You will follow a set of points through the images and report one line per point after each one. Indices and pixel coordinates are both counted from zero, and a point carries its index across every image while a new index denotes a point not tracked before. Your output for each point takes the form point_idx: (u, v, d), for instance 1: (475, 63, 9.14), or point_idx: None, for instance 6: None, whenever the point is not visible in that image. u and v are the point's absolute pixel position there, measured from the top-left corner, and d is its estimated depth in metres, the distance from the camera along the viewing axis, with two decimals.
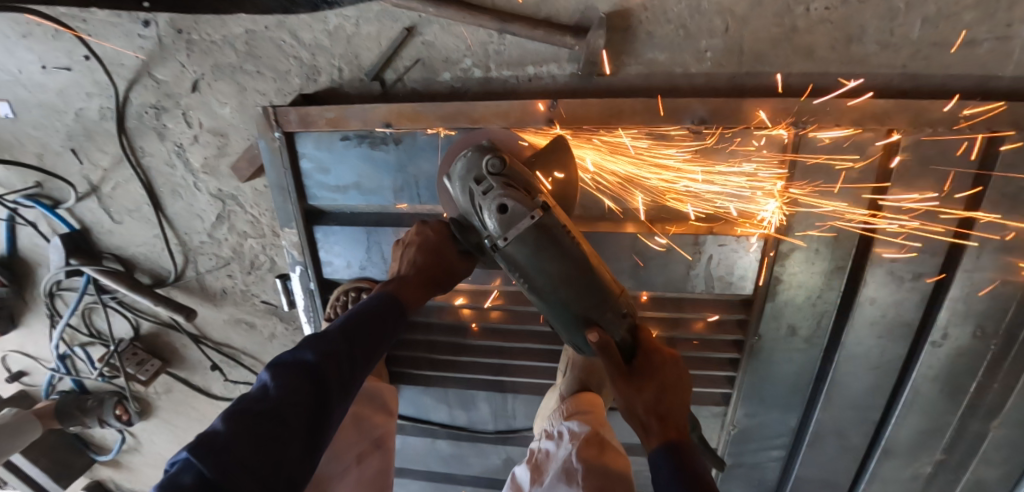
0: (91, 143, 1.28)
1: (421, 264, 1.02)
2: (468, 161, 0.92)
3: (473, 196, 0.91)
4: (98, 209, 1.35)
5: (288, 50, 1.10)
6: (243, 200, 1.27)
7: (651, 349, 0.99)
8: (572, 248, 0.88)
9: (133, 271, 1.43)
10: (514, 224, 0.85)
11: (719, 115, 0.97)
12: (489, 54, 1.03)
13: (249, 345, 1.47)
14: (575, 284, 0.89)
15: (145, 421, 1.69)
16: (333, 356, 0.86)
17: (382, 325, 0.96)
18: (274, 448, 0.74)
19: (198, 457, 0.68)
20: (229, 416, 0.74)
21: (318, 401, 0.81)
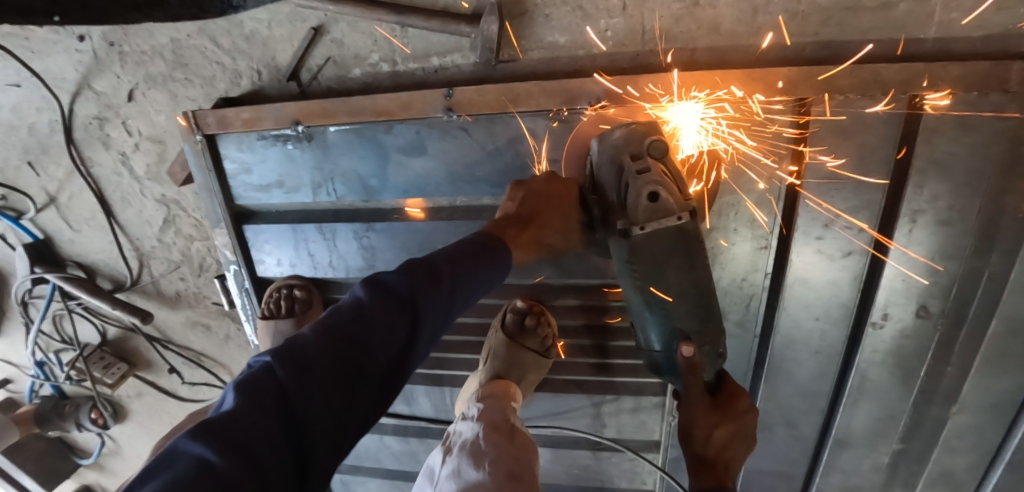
0: (46, 155, 1.34)
1: (558, 217, 0.95)
2: (630, 134, 0.84)
3: (621, 173, 0.85)
4: (58, 218, 1.42)
5: (211, 56, 1.14)
6: (186, 204, 1.31)
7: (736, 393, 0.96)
8: (698, 260, 0.88)
9: (95, 277, 1.49)
10: (657, 217, 0.84)
11: (616, 93, 0.96)
12: (395, 48, 1.03)
13: (208, 347, 1.51)
14: (704, 297, 0.90)
15: (123, 424, 1.76)
16: (424, 287, 0.76)
17: (482, 261, 0.84)
18: (356, 383, 0.67)
19: (281, 366, 0.63)
20: (330, 331, 0.68)
21: (404, 337, 0.72)
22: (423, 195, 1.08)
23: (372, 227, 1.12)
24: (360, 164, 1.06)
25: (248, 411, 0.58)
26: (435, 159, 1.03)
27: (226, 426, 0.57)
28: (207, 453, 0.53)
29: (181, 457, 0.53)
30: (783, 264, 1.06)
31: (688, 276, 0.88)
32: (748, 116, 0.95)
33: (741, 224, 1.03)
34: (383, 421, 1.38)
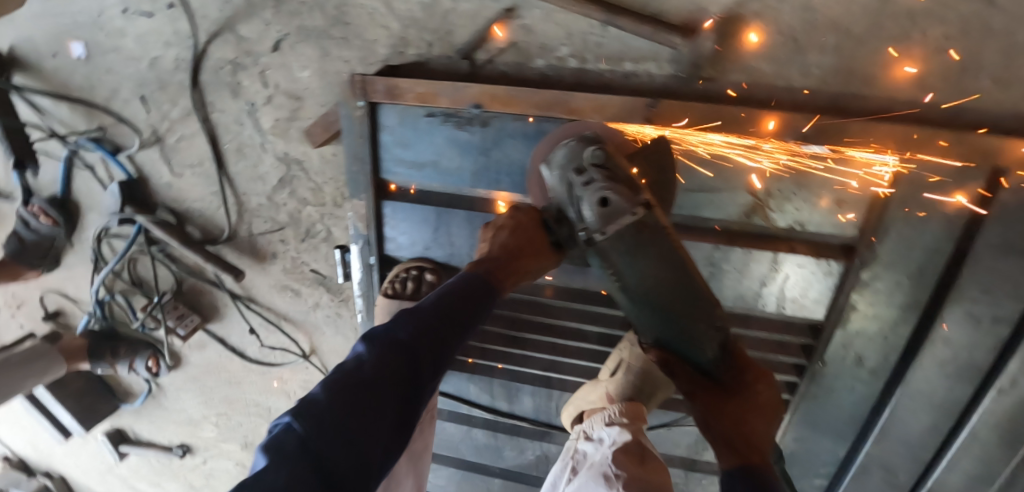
0: (162, 93, 1.27)
1: (519, 245, 0.96)
2: (571, 151, 0.90)
3: (572, 187, 0.89)
4: (159, 159, 1.35)
5: (378, 19, 1.07)
6: (309, 166, 1.25)
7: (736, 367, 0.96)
8: (670, 249, 0.88)
9: (185, 225, 1.42)
10: (615, 218, 0.86)
11: (821, 132, 0.91)
12: (589, 46, 1.00)
13: (292, 312, 1.45)
14: (679, 288, 0.90)
15: (174, 376, 1.67)
16: (422, 331, 0.80)
17: (473, 305, 0.88)
18: (365, 428, 0.71)
19: (300, 423, 0.68)
20: (329, 387, 0.72)
21: (406, 376, 0.77)
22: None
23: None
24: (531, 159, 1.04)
25: (272, 470, 0.63)
26: (612, 163, 1.01)
27: (275, 463, 0.64)
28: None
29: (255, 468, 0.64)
30: (931, 321, 1.03)
31: (657, 268, 0.88)
32: (943, 180, 0.90)
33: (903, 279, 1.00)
34: (475, 413, 1.35)
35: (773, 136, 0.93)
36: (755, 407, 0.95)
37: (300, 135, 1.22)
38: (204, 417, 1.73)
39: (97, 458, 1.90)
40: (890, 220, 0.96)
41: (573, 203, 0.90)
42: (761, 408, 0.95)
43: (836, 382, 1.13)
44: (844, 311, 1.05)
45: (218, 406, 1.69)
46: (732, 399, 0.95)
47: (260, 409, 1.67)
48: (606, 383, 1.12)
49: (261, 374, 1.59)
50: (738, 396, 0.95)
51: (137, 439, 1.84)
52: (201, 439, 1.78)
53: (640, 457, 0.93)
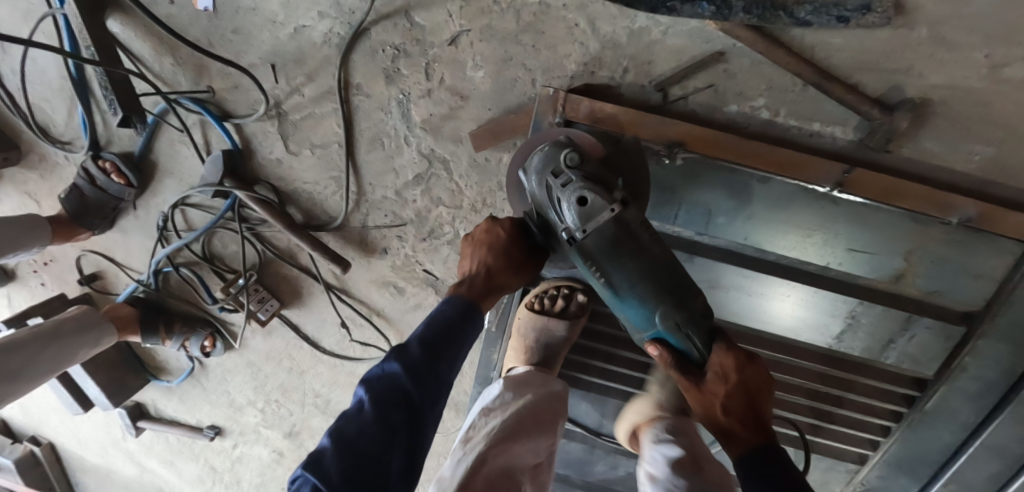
0: (298, 64, 1.15)
1: (495, 265, 1.04)
2: (546, 155, 0.96)
3: (551, 189, 0.95)
4: (274, 133, 1.23)
5: (577, 35, 1.05)
6: (454, 167, 1.20)
7: (722, 349, 0.93)
8: (646, 243, 0.92)
9: (286, 206, 1.31)
10: (593, 217, 0.91)
11: (984, 219, 1.00)
12: (785, 101, 1.04)
13: (389, 308, 1.39)
14: (658, 281, 0.92)
15: (223, 358, 1.52)
16: (420, 380, 0.88)
17: (455, 334, 0.96)
18: (375, 472, 0.79)
19: (311, 472, 0.78)
20: (336, 439, 0.81)
21: (407, 424, 0.85)
22: (756, 244, 1.11)
23: (693, 258, 1.14)
24: (717, 200, 1.09)
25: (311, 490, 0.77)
26: (788, 217, 1.08)
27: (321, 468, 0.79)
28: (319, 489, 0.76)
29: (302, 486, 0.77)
30: None
31: (639, 261, 0.92)
32: None
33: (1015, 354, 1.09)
34: (574, 428, 1.37)
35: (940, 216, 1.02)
36: (755, 389, 0.93)
37: (453, 134, 1.17)
38: (250, 402, 1.58)
39: (104, 428, 1.72)
40: (1016, 301, 1.05)
41: (554, 206, 0.96)
42: (753, 399, 0.92)
43: (928, 434, 1.21)
44: (954, 372, 1.14)
45: (271, 393, 1.55)
46: (714, 380, 0.93)
47: (319, 401, 1.54)
48: (655, 394, 1.16)
49: (331, 366, 1.49)
50: (715, 380, 0.93)
51: (159, 416, 1.67)
52: (238, 424, 1.62)
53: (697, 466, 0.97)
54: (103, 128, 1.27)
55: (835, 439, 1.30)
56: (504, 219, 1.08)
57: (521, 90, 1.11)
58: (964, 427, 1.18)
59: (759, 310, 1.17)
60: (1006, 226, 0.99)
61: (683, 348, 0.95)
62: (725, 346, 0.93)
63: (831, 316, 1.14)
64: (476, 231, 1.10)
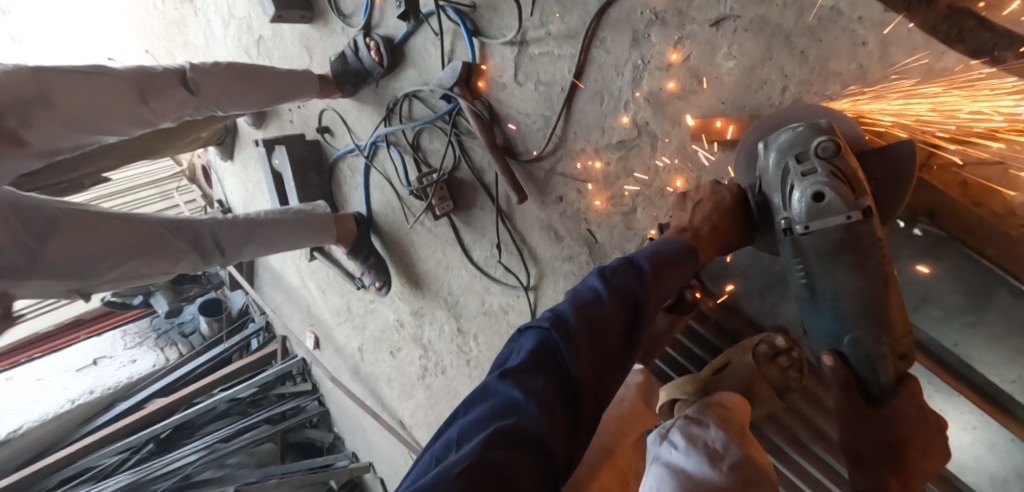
0: (557, 3, 1.24)
1: (719, 226, 0.90)
2: (796, 135, 0.79)
3: (786, 175, 0.80)
4: (510, 59, 1.35)
5: (858, 52, 0.93)
6: (660, 145, 1.18)
7: (906, 397, 0.77)
8: (877, 262, 0.76)
9: (493, 126, 1.42)
10: (825, 216, 0.76)
11: None
12: None
13: (540, 252, 1.43)
14: (866, 307, 0.77)
15: (392, 232, 1.76)
16: (655, 287, 0.77)
17: (684, 271, 0.84)
18: (608, 352, 0.67)
19: (554, 332, 0.66)
20: (579, 309, 0.69)
21: (633, 325, 0.73)
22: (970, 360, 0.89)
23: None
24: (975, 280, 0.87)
25: (536, 370, 0.63)
26: None
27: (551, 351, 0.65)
28: (537, 394, 0.59)
29: (517, 381, 0.61)
30: None
31: (857, 278, 0.77)
32: None
33: None
34: None
35: None
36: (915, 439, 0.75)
37: (674, 115, 1.15)
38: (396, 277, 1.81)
39: None
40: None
41: (783, 191, 0.81)
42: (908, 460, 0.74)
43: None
44: None
45: (415, 275, 1.75)
46: (877, 420, 0.78)
47: (449, 298, 1.68)
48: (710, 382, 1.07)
49: (472, 275, 1.60)
50: (879, 419, 0.78)
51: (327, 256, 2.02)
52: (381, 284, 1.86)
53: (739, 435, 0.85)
54: (378, 13, 1.54)
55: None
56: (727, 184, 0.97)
57: (765, 94, 1.03)
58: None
59: None
60: None
61: (864, 378, 0.81)
62: (915, 392, 0.77)
63: None
64: (693, 190, 0.98)
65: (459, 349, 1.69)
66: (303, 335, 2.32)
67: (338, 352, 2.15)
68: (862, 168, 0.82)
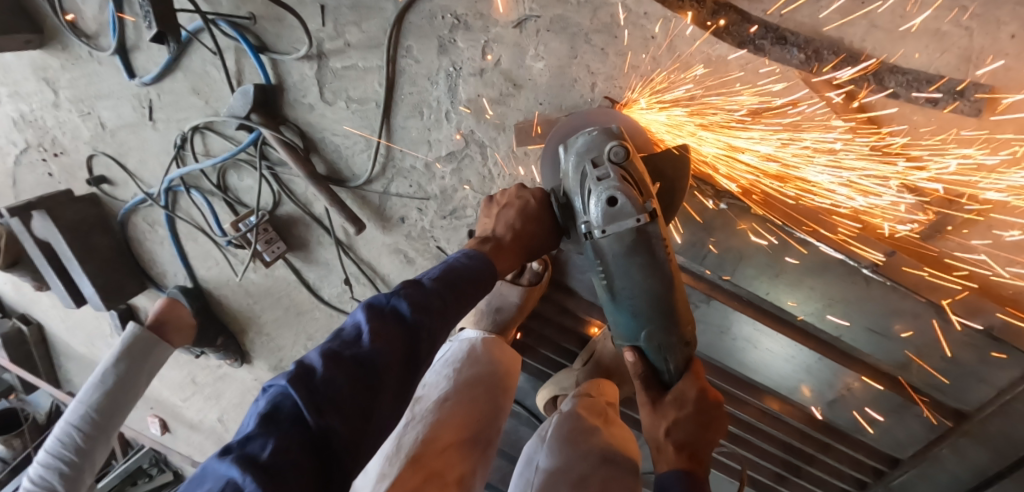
0: (351, 11, 1.07)
1: (521, 233, 0.91)
2: (591, 139, 0.83)
3: (584, 179, 0.83)
4: (312, 77, 1.16)
5: (651, 47, 0.98)
6: (491, 153, 1.14)
7: (691, 380, 0.91)
8: (663, 260, 0.80)
9: (311, 153, 1.26)
10: (618, 220, 0.79)
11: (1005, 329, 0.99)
12: (845, 164, 0.98)
13: (394, 276, 1.38)
14: (658, 304, 0.84)
15: (223, 284, 1.55)
16: (435, 315, 0.71)
17: (469, 289, 0.78)
18: (369, 399, 0.60)
19: (294, 389, 0.57)
20: (331, 357, 0.61)
21: (408, 360, 0.67)
22: (773, 302, 1.12)
23: (711, 302, 1.15)
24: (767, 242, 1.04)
25: (266, 434, 0.54)
26: (818, 282, 1.05)
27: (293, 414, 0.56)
28: (258, 464, 0.51)
29: (243, 455, 0.52)
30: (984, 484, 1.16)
31: (654, 278, 0.81)
32: None
33: (981, 458, 1.13)
34: None
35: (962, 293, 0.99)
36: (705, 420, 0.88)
37: (497, 121, 1.11)
38: (242, 331, 1.63)
39: (95, 323, 1.82)
40: (1012, 410, 1.05)
41: (582, 194, 0.83)
42: (702, 443, 0.89)
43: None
44: (924, 456, 1.20)
45: (263, 326, 1.59)
46: (671, 402, 0.91)
47: (310, 343, 1.57)
48: (577, 370, 1.17)
49: (328, 314, 1.50)
50: (672, 402, 0.90)
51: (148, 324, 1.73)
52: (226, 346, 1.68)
53: (603, 418, 0.98)
54: (132, 32, 1.22)
55: (799, 490, 1.42)
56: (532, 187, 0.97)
57: (578, 92, 1.04)
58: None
59: (762, 362, 1.20)
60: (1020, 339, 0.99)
61: (659, 366, 0.92)
62: (697, 372, 0.92)
63: (827, 385, 1.18)
64: (503, 194, 0.98)
65: None
66: (146, 422, 2.04)
67: (196, 430, 1.95)
68: (663, 172, 0.89)
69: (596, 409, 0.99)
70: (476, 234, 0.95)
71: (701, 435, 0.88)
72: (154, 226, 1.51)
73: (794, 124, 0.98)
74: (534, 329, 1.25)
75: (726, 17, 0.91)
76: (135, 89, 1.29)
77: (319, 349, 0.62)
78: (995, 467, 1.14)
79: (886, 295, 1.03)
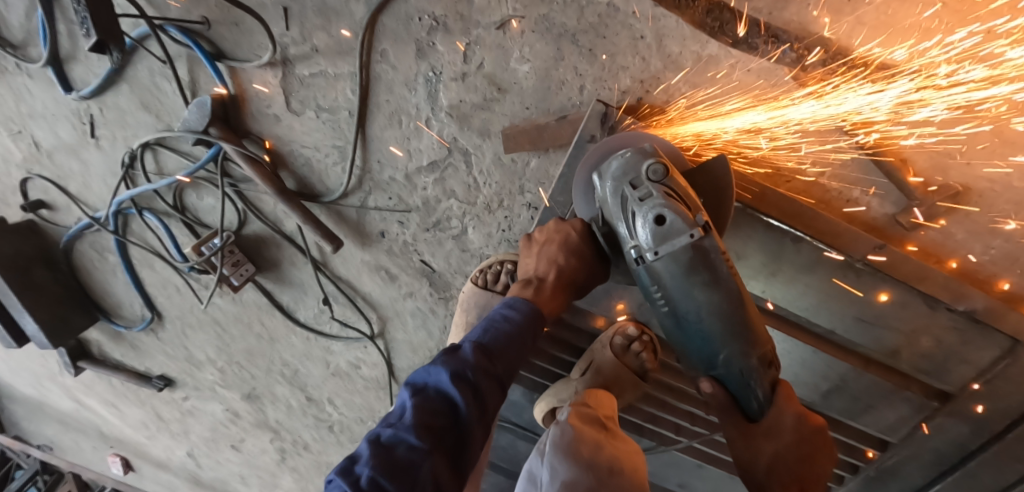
0: (318, 13, 0.99)
1: (564, 270, 0.90)
2: (624, 163, 0.81)
3: (625, 202, 0.81)
4: (275, 86, 1.07)
5: (641, 47, 0.94)
6: (475, 162, 1.09)
7: (783, 408, 0.84)
8: (724, 276, 0.78)
9: (278, 168, 1.17)
10: (669, 240, 0.78)
11: (987, 311, 1.01)
12: (836, 155, 0.96)
13: (376, 293, 1.30)
14: (727, 319, 0.80)
15: (187, 312, 1.43)
16: (482, 375, 0.75)
17: (515, 346, 0.82)
18: (411, 476, 0.66)
19: (343, 477, 0.64)
20: (375, 443, 0.68)
21: (454, 431, 0.72)
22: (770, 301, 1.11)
23: None
24: (758, 240, 1.04)
25: None
26: (809, 278, 1.06)
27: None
28: None
29: None
30: (970, 459, 1.19)
31: (714, 299, 0.79)
32: None
33: (965, 434, 1.16)
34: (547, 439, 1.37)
35: (950, 284, 1.00)
36: (805, 456, 0.86)
37: (482, 128, 1.05)
38: (210, 360, 1.52)
39: (41, 361, 1.67)
40: (994, 387, 1.09)
41: (625, 221, 0.82)
42: (807, 478, 0.85)
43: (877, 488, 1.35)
44: (913, 439, 1.22)
45: (233, 355, 1.50)
46: (762, 435, 0.85)
47: (286, 369, 1.50)
48: (575, 382, 1.13)
49: (304, 338, 1.42)
50: (765, 434, 0.85)
51: (103, 359, 1.59)
52: (193, 378, 1.58)
53: (601, 427, 0.93)
54: (67, 41, 1.09)
55: None
56: (571, 220, 0.96)
57: (565, 96, 1.00)
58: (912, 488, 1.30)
59: None
60: (1003, 319, 1.01)
61: (741, 400, 0.86)
62: (787, 397, 0.85)
63: (820, 376, 1.18)
64: (539, 233, 0.97)
65: (316, 419, 1.59)
66: (105, 463, 1.93)
67: (163, 468, 1.88)
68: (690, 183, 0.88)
69: (594, 420, 0.93)
70: (518, 279, 0.95)
71: (801, 468, 0.85)
72: (103, 254, 1.38)
73: (790, 114, 0.95)
74: None
75: (719, 16, 0.89)
76: (73, 104, 1.17)
77: (367, 437, 0.70)
78: (978, 443, 1.17)
79: (872, 283, 1.04)
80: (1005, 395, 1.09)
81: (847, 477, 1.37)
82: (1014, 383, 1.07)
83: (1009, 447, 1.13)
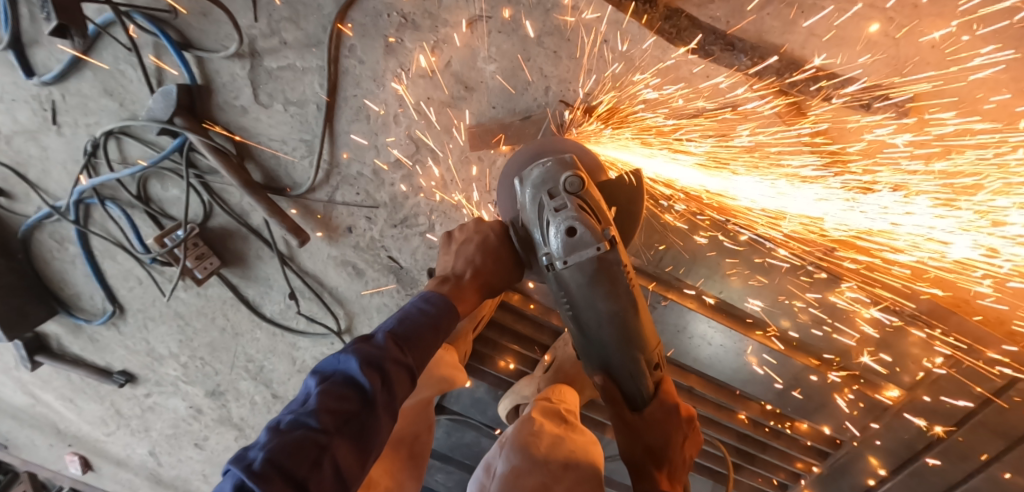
0: (286, 6, 1.00)
1: (480, 268, 0.91)
2: (545, 171, 0.80)
3: (541, 210, 0.80)
4: (243, 77, 1.07)
5: (604, 52, 0.97)
6: (442, 159, 1.10)
7: (664, 399, 0.90)
8: (623, 288, 0.80)
9: (244, 160, 1.16)
10: (578, 250, 0.78)
11: (932, 315, 1.05)
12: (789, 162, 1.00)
13: (343, 289, 1.30)
14: (621, 325, 0.83)
15: (150, 306, 1.41)
16: (392, 362, 0.74)
17: (428, 335, 0.81)
18: (310, 460, 0.65)
19: (237, 464, 0.63)
20: (274, 430, 0.67)
21: (359, 417, 0.70)
22: (728, 301, 1.13)
23: (668, 302, 1.16)
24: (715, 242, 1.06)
25: None
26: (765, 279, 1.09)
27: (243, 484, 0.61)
28: None
29: None
30: (915, 457, 1.24)
31: (611, 305, 0.81)
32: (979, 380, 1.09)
33: (911, 433, 1.21)
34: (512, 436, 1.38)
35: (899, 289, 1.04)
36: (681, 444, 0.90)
37: (448, 125, 1.07)
38: (173, 355, 1.50)
39: None
40: (938, 388, 1.13)
41: (540, 227, 0.81)
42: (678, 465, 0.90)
43: (830, 485, 1.40)
44: (863, 438, 1.26)
45: (196, 350, 1.48)
46: (645, 426, 0.88)
47: (250, 365, 1.49)
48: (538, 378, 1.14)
49: (269, 333, 1.41)
50: (648, 425, 0.88)
51: (62, 353, 1.55)
52: (154, 373, 1.55)
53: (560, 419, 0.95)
54: (29, 25, 1.07)
55: (753, 478, 1.49)
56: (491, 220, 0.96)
57: (531, 96, 1.02)
58: (863, 485, 1.34)
59: (715, 357, 1.22)
60: (948, 323, 1.04)
61: (628, 393, 0.89)
62: (669, 390, 0.92)
63: (775, 376, 1.22)
64: (461, 228, 0.96)
65: None
66: (62, 461, 1.88)
67: (123, 466, 1.83)
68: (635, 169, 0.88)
69: (553, 413, 0.94)
70: (436, 274, 0.95)
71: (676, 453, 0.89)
72: (62, 244, 1.35)
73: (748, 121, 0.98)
74: (492, 338, 1.22)
75: (676, 23, 0.92)
76: (34, 89, 1.14)
77: (268, 424, 0.68)
78: (924, 442, 1.21)
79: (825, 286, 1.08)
80: (947, 396, 1.13)
81: (802, 475, 1.43)
82: (957, 385, 1.11)
83: (951, 445, 1.18)
